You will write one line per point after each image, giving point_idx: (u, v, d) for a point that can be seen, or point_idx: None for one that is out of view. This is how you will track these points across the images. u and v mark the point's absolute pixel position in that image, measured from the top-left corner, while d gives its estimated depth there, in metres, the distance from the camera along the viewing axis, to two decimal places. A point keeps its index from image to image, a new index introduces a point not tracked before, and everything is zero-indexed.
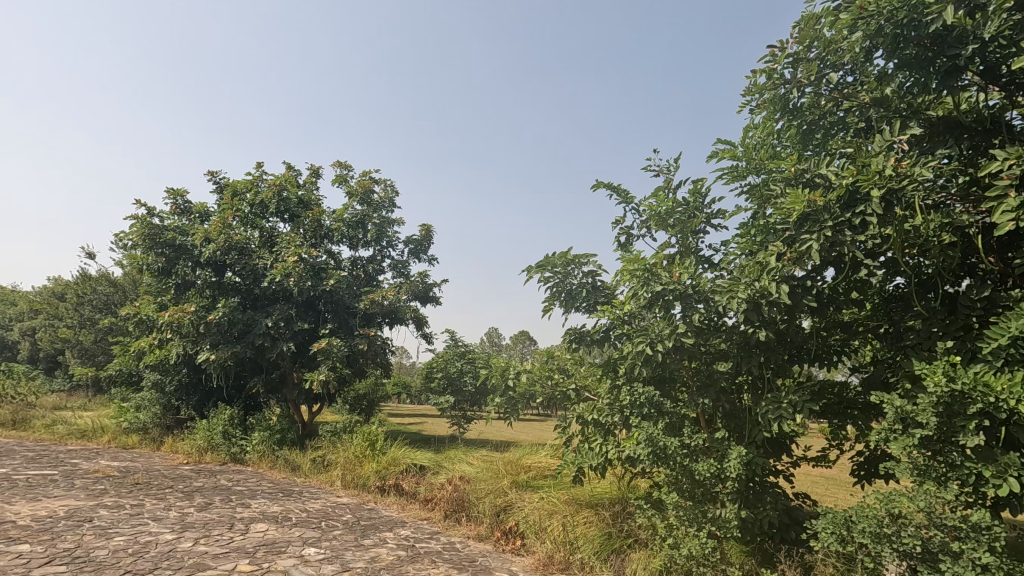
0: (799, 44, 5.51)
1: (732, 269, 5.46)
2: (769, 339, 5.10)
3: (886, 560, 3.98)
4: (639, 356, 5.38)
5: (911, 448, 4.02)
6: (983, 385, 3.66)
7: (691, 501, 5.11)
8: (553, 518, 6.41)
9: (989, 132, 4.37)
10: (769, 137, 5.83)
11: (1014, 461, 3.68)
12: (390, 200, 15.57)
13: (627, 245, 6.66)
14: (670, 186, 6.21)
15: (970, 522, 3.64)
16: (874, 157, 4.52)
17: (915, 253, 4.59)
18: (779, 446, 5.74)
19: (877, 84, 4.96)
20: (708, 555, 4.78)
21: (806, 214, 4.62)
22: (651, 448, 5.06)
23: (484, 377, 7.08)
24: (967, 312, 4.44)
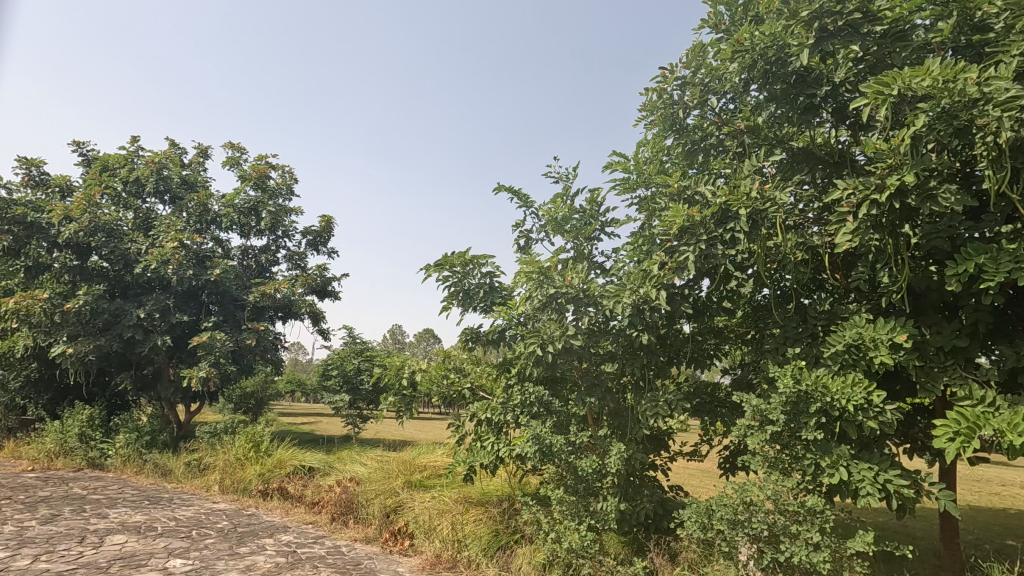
0: (687, 68, 5.94)
1: (621, 275, 5.78)
2: (650, 342, 5.46)
3: (739, 544, 4.39)
4: (532, 356, 5.56)
5: (765, 443, 4.47)
6: (822, 386, 4.20)
7: (575, 496, 5.33)
8: (442, 517, 6.39)
9: (838, 165, 4.92)
10: (659, 154, 6.27)
11: (844, 453, 4.24)
12: (288, 186, 14.76)
13: (526, 248, 6.85)
14: (569, 193, 6.47)
15: (807, 507, 4.14)
16: (744, 179, 4.98)
17: (776, 268, 5.13)
18: (657, 442, 6.13)
19: (752, 113, 5.48)
20: (587, 547, 5.01)
21: (685, 227, 4.99)
22: (538, 446, 5.22)
23: (378, 375, 6.95)
24: (815, 322, 5.00)
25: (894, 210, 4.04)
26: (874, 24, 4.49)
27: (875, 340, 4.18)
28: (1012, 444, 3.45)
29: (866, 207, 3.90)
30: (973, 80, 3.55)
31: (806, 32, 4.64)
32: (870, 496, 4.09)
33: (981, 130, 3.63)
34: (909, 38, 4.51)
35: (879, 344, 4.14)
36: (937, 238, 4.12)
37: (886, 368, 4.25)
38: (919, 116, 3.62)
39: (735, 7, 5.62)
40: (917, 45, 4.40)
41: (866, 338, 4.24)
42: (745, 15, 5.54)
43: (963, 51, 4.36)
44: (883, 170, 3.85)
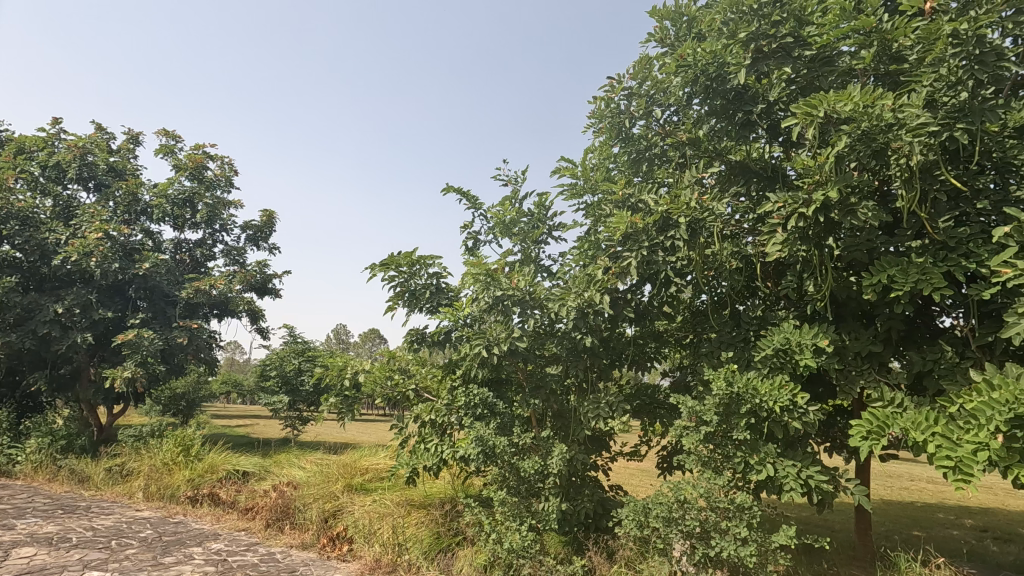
0: (633, 79, 6.11)
1: (567, 279, 5.88)
2: (594, 345, 5.58)
3: (674, 540, 4.55)
4: (477, 358, 5.56)
5: (699, 442, 4.66)
6: (752, 388, 4.42)
7: (517, 496, 5.37)
8: (383, 521, 6.27)
9: (771, 179, 5.20)
10: (605, 161, 6.41)
11: (770, 451, 4.48)
12: (227, 178, 14.13)
13: (474, 250, 6.86)
14: (517, 196, 6.53)
15: (736, 504, 4.34)
16: (685, 189, 5.17)
17: (713, 275, 5.36)
18: (598, 443, 6.27)
19: (693, 126, 5.70)
20: (528, 547, 5.05)
21: (628, 233, 5.13)
22: (481, 447, 5.21)
23: (319, 376, 6.76)
24: (747, 327, 5.26)
25: (819, 223, 4.32)
26: (804, 48, 4.78)
27: (800, 344, 4.44)
28: (916, 441, 3.75)
29: (794, 220, 4.15)
30: (889, 106, 3.85)
31: (743, 52, 4.88)
32: (793, 492, 4.34)
33: (895, 152, 3.94)
34: (835, 63, 4.82)
35: (804, 348, 4.41)
36: (856, 250, 4.42)
37: (809, 371, 4.53)
38: (842, 136, 3.88)
39: (679, 23, 5.83)
40: (842, 70, 4.71)
41: (792, 343, 4.50)
42: (689, 32, 5.76)
43: (882, 78, 4.70)
44: (810, 186, 4.11)
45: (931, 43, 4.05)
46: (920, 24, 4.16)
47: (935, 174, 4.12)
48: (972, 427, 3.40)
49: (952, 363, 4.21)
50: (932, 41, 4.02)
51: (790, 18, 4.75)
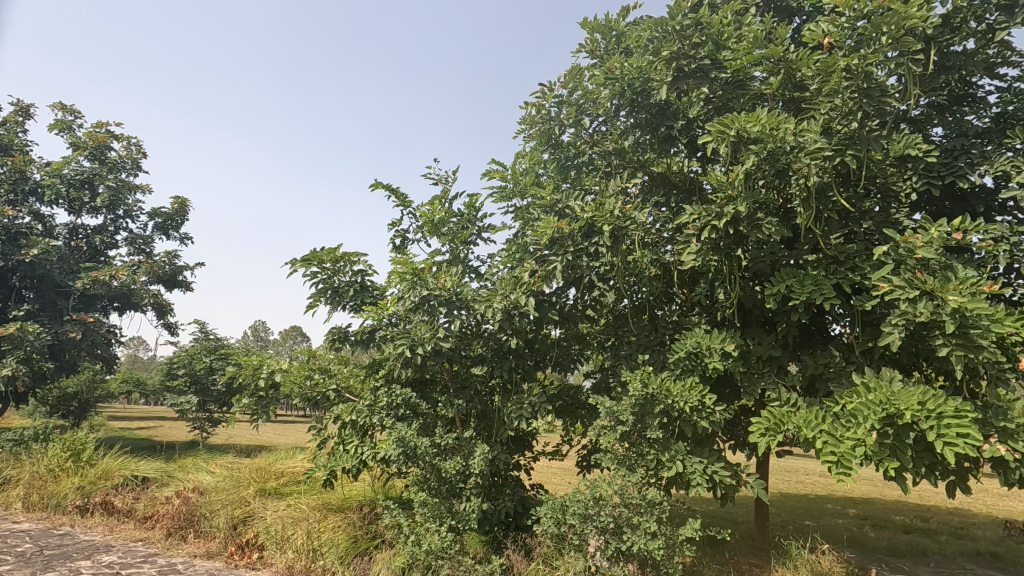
0: (564, 88, 6.26)
1: (495, 280, 5.93)
2: (518, 347, 5.67)
3: (589, 537, 4.68)
4: (401, 358, 5.49)
5: (615, 441, 4.84)
6: (665, 389, 4.66)
7: (437, 497, 5.33)
8: (297, 526, 6.03)
9: (689, 192, 5.52)
10: (536, 166, 6.53)
11: (680, 448, 4.73)
12: (134, 160, 13.10)
13: (402, 248, 6.80)
14: (447, 196, 6.52)
15: (647, 500, 4.55)
16: (610, 198, 5.36)
17: (634, 281, 5.60)
18: (521, 443, 6.37)
19: (620, 137, 5.93)
20: (447, 548, 5.03)
21: (555, 238, 5.26)
22: (402, 448, 5.13)
23: (231, 374, 6.41)
24: (663, 331, 5.53)
25: (728, 235, 4.63)
26: (720, 70, 5.09)
27: (710, 348, 4.74)
28: (807, 438, 4.10)
29: (707, 231, 4.41)
30: (791, 130, 4.19)
31: (665, 70, 5.14)
32: (700, 487, 4.61)
33: (796, 173, 4.29)
34: (747, 87, 5.18)
35: (713, 352, 4.70)
36: (761, 262, 4.78)
37: (717, 374, 4.83)
38: (750, 156, 4.18)
39: (609, 37, 6.05)
40: (753, 94, 5.07)
41: (703, 347, 4.79)
42: (617, 46, 5.98)
43: (787, 103, 5.11)
44: (722, 200, 4.38)
45: (828, 75, 4.44)
46: (819, 57, 4.55)
47: (829, 195, 4.53)
48: (852, 425, 3.76)
49: (839, 367, 4.65)
50: (829, 73, 4.42)
51: (708, 41, 5.04)
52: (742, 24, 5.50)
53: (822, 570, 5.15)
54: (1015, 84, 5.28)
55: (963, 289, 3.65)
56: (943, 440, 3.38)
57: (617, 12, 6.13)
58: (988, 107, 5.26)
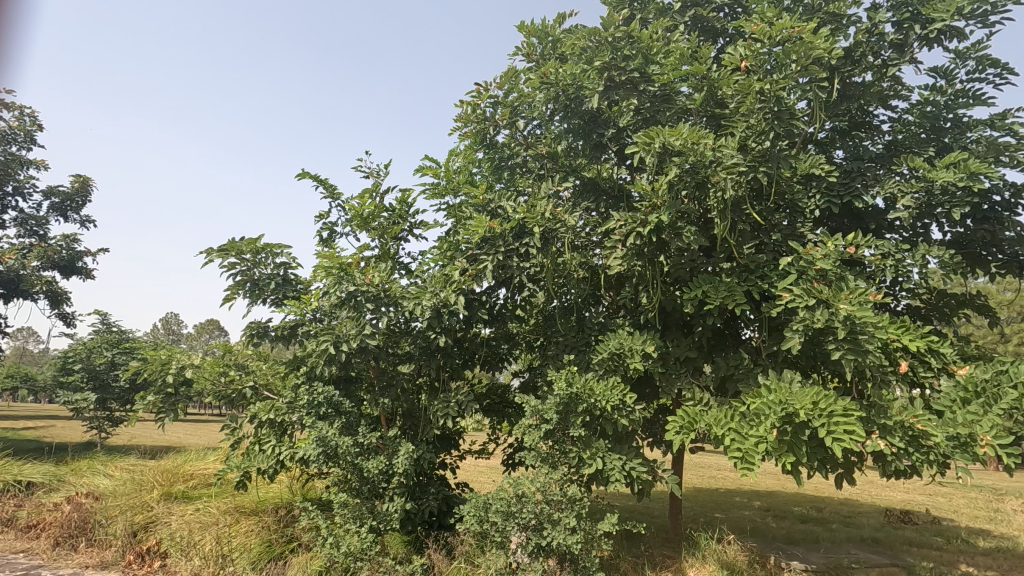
0: (500, 89, 6.28)
1: (425, 278, 5.89)
2: (446, 345, 5.64)
3: (510, 534, 4.73)
4: (324, 355, 5.33)
5: (539, 439, 4.93)
6: (589, 388, 4.81)
7: (359, 498, 5.20)
8: (205, 532, 5.68)
9: (617, 199, 5.78)
10: (470, 164, 6.53)
11: (601, 446, 4.89)
12: (27, 133, 11.86)
13: (329, 241, 6.67)
14: (378, 189, 6.41)
15: (568, 496, 4.68)
16: (542, 200, 5.45)
17: (562, 284, 5.73)
18: (447, 442, 6.34)
19: (553, 141, 6.04)
20: (367, 549, 4.92)
21: (486, 237, 5.28)
22: (322, 448, 4.96)
23: (136, 370, 5.96)
24: (589, 332, 5.70)
25: (651, 242, 4.84)
26: (648, 84, 5.34)
27: (631, 349, 4.92)
28: (716, 435, 4.35)
29: (632, 237, 4.60)
30: (711, 145, 4.44)
31: (598, 79, 5.31)
32: (618, 482, 4.79)
33: (714, 186, 4.55)
34: (672, 101, 5.42)
35: (634, 353, 4.89)
36: (681, 268, 5.02)
37: (638, 374, 5.03)
38: (673, 167, 4.39)
39: (545, 42, 6.13)
40: (679, 108, 5.33)
41: (625, 348, 4.98)
42: (553, 51, 6.07)
43: (709, 119, 5.42)
44: (647, 208, 4.56)
45: (745, 96, 4.74)
46: (738, 78, 4.83)
47: (743, 208, 4.84)
48: (756, 423, 4.04)
49: (747, 369, 4.97)
50: (746, 94, 4.71)
51: (639, 54, 5.21)
52: (670, 40, 5.75)
53: (727, 559, 5.48)
54: (904, 115, 5.84)
55: (853, 299, 4.01)
56: (833, 436, 3.71)
57: (553, 19, 6.22)
58: (881, 134, 5.80)
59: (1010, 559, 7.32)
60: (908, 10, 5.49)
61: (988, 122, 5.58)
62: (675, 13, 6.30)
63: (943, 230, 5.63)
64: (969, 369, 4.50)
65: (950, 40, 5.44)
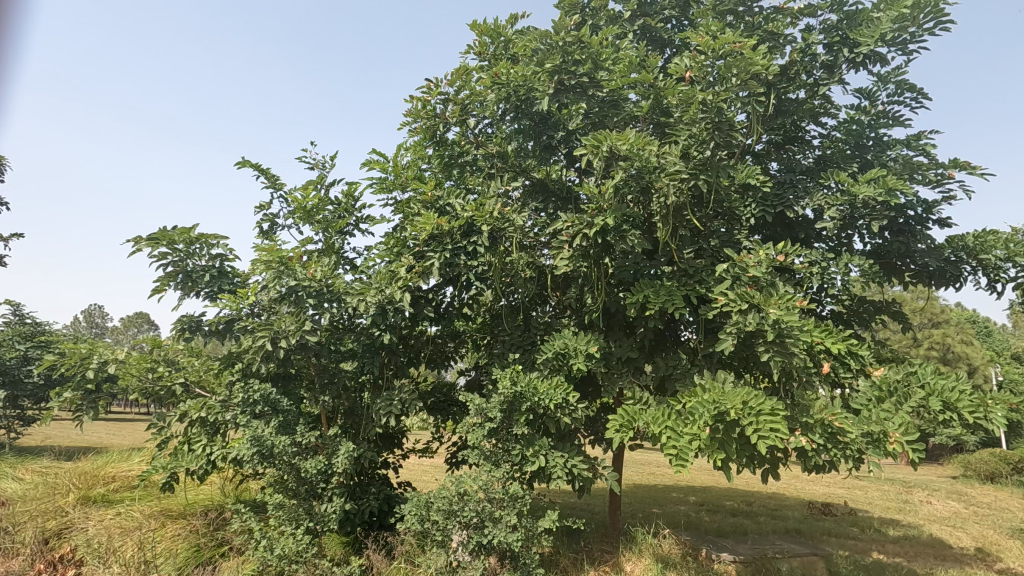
0: (450, 86, 6.22)
1: (370, 274, 5.78)
2: (391, 342, 5.56)
3: (451, 532, 4.71)
4: (261, 351, 5.14)
5: (482, 438, 4.94)
6: (532, 387, 4.86)
7: (295, 499, 5.05)
8: (127, 537, 5.36)
9: (565, 201, 5.87)
10: (420, 160, 6.45)
11: (543, 444, 4.96)
12: None
13: (270, 233, 6.47)
14: (323, 182, 6.25)
15: (509, 494, 4.71)
16: (491, 199, 5.46)
17: (509, 284, 5.77)
18: (389, 441, 6.25)
19: (504, 140, 6.06)
20: (302, 551, 4.78)
21: (434, 234, 5.24)
22: (256, 448, 4.78)
23: (52, 364, 5.56)
24: (535, 332, 5.77)
25: (597, 244, 4.94)
26: (597, 89, 5.46)
27: (575, 349, 5.01)
28: (654, 433, 4.49)
29: (578, 238, 4.69)
30: (655, 151, 4.58)
31: (547, 81, 5.41)
32: (559, 480, 4.87)
33: (657, 192, 4.70)
34: (620, 107, 5.54)
35: (578, 353, 4.98)
36: (625, 270, 5.16)
37: (581, 373, 5.12)
38: (619, 171, 4.51)
39: (497, 41, 6.08)
40: (626, 114, 5.48)
41: (569, 348, 5.06)
42: (505, 51, 6.05)
43: (654, 126, 5.58)
44: (593, 211, 4.66)
45: (688, 106, 4.92)
46: (682, 88, 5.00)
47: (684, 214, 5.02)
48: (690, 422, 4.21)
49: (685, 369, 5.17)
50: (689, 104, 4.89)
51: (588, 60, 5.38)
52: (619, 48, 5.87)
53: (662, 553, 5.67)
54: (833, 132, 6.22)
55: (782, 303, 4.24)
56: (760, 434, 3.91)
57: (505, 19, 6.22)
58: (812, 149, 6.16)
59: (916, 546, 7.94)
60: (838, 34, 5.87)
61: (905, 142, 6.02)
62: (625, 22, 6.47)
63: (864, 240, 6.04)
64: (883, 371, 4.84)
65: (874, 64, 5.82)
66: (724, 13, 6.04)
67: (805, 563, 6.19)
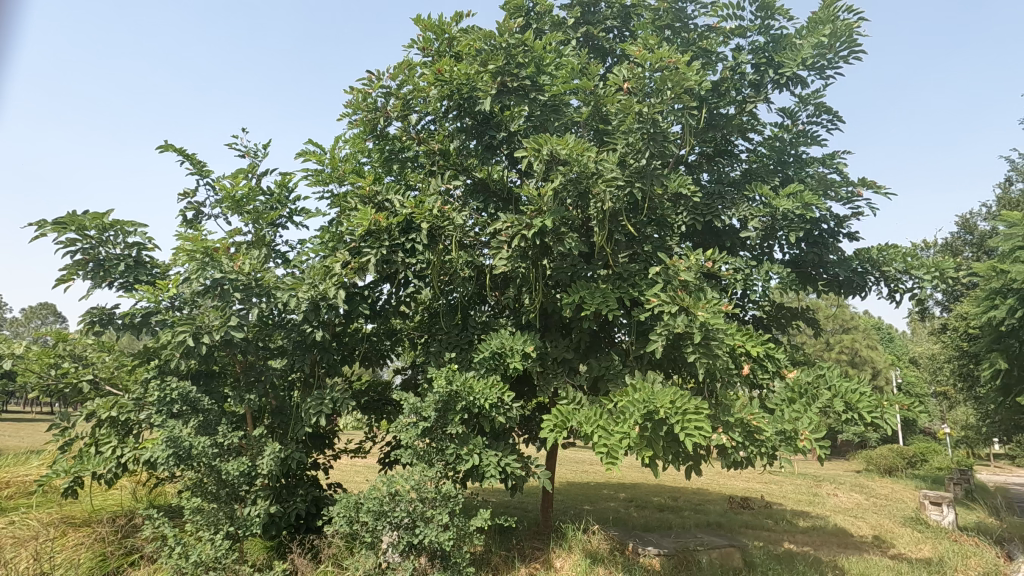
0: (392, 80, 6.11)
1: (303, 268, 5.60)
2: (323, 340, 5.39)
3: (381, 534, 4.63)
4: (180, 347, 4.86)
5: (415, 438, 4.89)
6: (468, 386, 4.86)
7: (214, 503, 4.79)
8: (20, 548, 4.91)
9: (504, 202, 5.96)
10: (358, 154, 6.30)
11: (477, 443, 4.97)
12: None
13: (194, 222, 6.16)
14: (254, 171, 6.01)
15: (441, 493, 4.70)
16: (431, 196, 5.41)
17: (447, 282, 5.74)
18: (319, 441, 6.06)
19: (445, 138, 6.04)
20: (221, 557, 4.55)
21: (371, 230, 5.14)
22: (173, 449, 4.51)
23: None
24: (472, 331, 5.78)
25: (535, 245, 5.01)
26: (538, 93, 5.54)
27: (511, 349, 5.05)
28: (585, 432, 4.60)
29: (517, 239, 4.73)
30: (593, 157, 4.70)
31: (490, 82, 5.43)
32: (492, 478, 4.89)
33: (594, 198, 4.82)
34: (561, 112, 5.65)
35: (514, 353, 5.03)
36: (562, 272, 5.26)
37: (517, 373, 5.18)
38: (558, 175, 4.59)
39: (441, 38, 5.98)
40: (566, 119, 5.59)
41: (505, 347, 5.10)
42: (448, 48, 5.99)
43: (594, 133, 5.72)
44: (532, 213, 4.71)
45: (625, 115, 5.09)
46: (620, 97, 5.15)
47: (619, 219, 5.17)
48: (621, 420, 4.36)
49: (617, 370, 5.33)
50: (626, 113, 5.06)
51: (531, 63, 5.44)
52: (561, 53, 5.98)
53: (591, 549, 5.82)
54: (758, 147, 6.60)
55: (708, 307, 4.45)
56: (685, 432, 4.11)
57: (451, 16, 6.17)
58: (739, 162, 6.51)
59: (822, 536, 8.57)
60: (764, 55, 6.24)
61: (821, 160, 6.47)
62: (568, 28, 6.61)
63: (783, 250, 6.46)
64: (796, 372, 5.18)
65: (795, 86, 6.22)
66: (662, 27, 6.28)
67: (723, 553, 6.53)
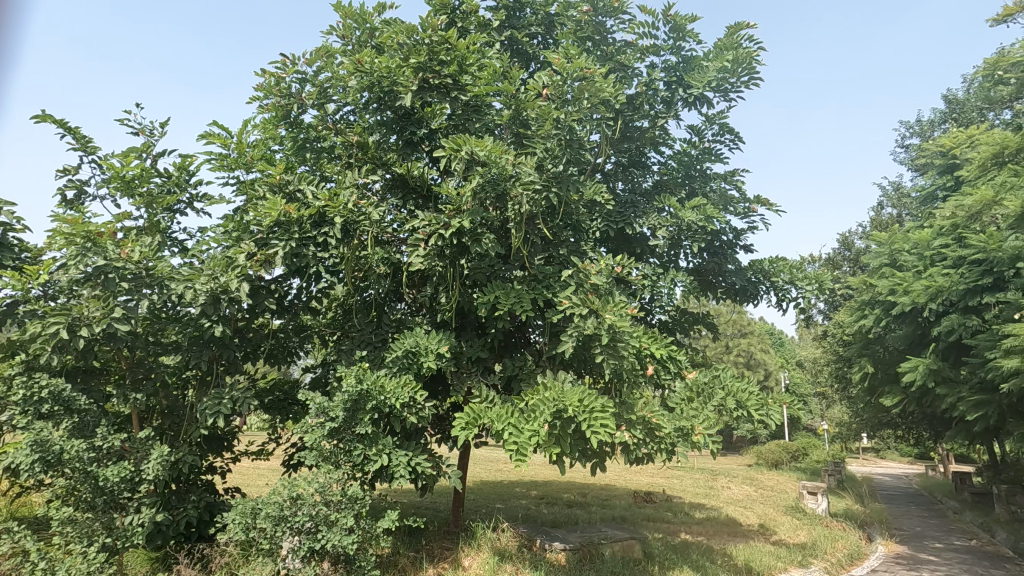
0: (308, 66, 5.87)
1: (202, 258, 5.24)
2: (224, 335, 5.06)
3: (281, 539, 4.41)
4: (52, 340, 4.38)
5: (321, 439, 4.71)
6: (379, 386, 4.75)
7: (89, 513, 4.36)
8: None
9: (423, 199, 5.89)
10: (269, 140, 5.98)
11: (387, 443, 4.87)
12: None
13: (74, 202, 5.57)
14: (149, 150, 5.53)
15: (347, 495, 4.56)
16: (346, 189, 5.24)
17: (362, 278, 5.59)
18: (216, 443, 5.67)
19: (364, 130, 5.88)
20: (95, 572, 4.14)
21: (280, 221, 4.90)
22: (40, 454, 4.05)
23: None
24: (385, 329, 5.66)
25: (452, 244, 5.01)
26: (460, 92, 5.54)
27: (426, 348, 5.01)
28: (497, 431, 4.65)
29: (434, 237, 4.71)
30: (511, 160, 4.76)
31: (411, 77, 5.38)
32: (401, 478, 4.82)
33: (512, 200, 4.89)
34: (482, 112, 5.69)
35: (428, 352, 4.99)
36: (479, 272, 5.28)
37: (430, 372, 5.14)
38: (476, 175, 4.63)
39: (362, 28, 5.86)
40: (486, 120, 5.64)
41: (419, 346, 5.04)
42: (369, 39, 5.87)
43: (514, 136, 5.81)
44: (450, 212, 4.70)
45: (544, 120, 5.22)
46: (540, 103, 5.28)
47: (536, 223, 5.29)
48: (531, 419, 4.46)
49: (530, 370, 5.44)
50: (545, 119, 5.19)
51: (453, 62, 5.43)
52: (485, 55, 6.03)
53: (499, 547, 5.88)
54: (668, 160, 6.98)
55: (616, 310, 4.66)
56: (591, 429, 4.26)
57: (373, 6, 6.04)
58: (651, 174, 6.86)
59: (715, 526, 9.22)
60: (675, 75, 6.63)
61: (722, 177, 6.97)
62: (493, 30, 6.67)
63: (687, 259, 6.88)
64: (695, 372, 5.53)
65: (702, 106, 6.67)
66: (583, 39, 6.50)
67: (623, 546, 6.72)
